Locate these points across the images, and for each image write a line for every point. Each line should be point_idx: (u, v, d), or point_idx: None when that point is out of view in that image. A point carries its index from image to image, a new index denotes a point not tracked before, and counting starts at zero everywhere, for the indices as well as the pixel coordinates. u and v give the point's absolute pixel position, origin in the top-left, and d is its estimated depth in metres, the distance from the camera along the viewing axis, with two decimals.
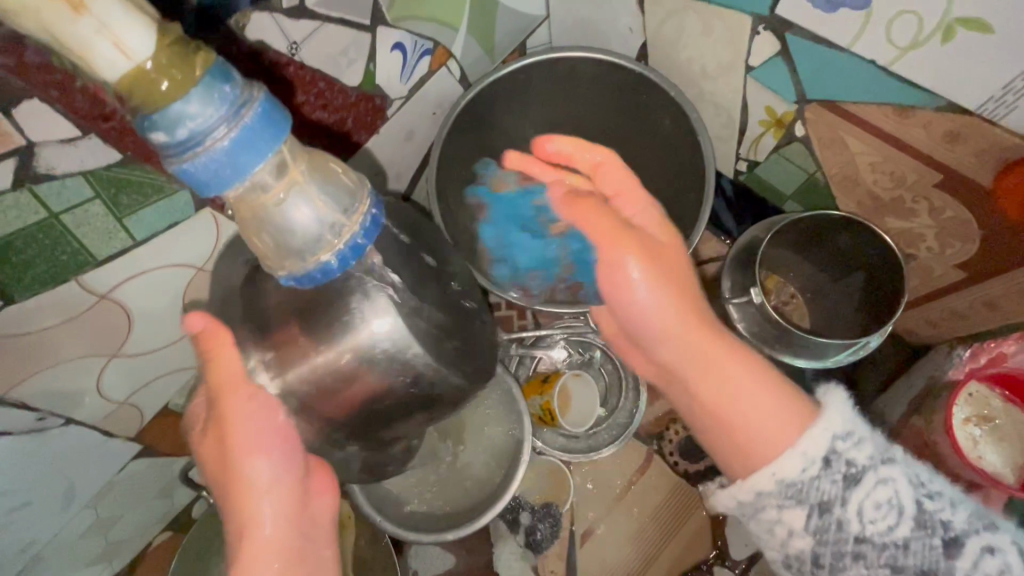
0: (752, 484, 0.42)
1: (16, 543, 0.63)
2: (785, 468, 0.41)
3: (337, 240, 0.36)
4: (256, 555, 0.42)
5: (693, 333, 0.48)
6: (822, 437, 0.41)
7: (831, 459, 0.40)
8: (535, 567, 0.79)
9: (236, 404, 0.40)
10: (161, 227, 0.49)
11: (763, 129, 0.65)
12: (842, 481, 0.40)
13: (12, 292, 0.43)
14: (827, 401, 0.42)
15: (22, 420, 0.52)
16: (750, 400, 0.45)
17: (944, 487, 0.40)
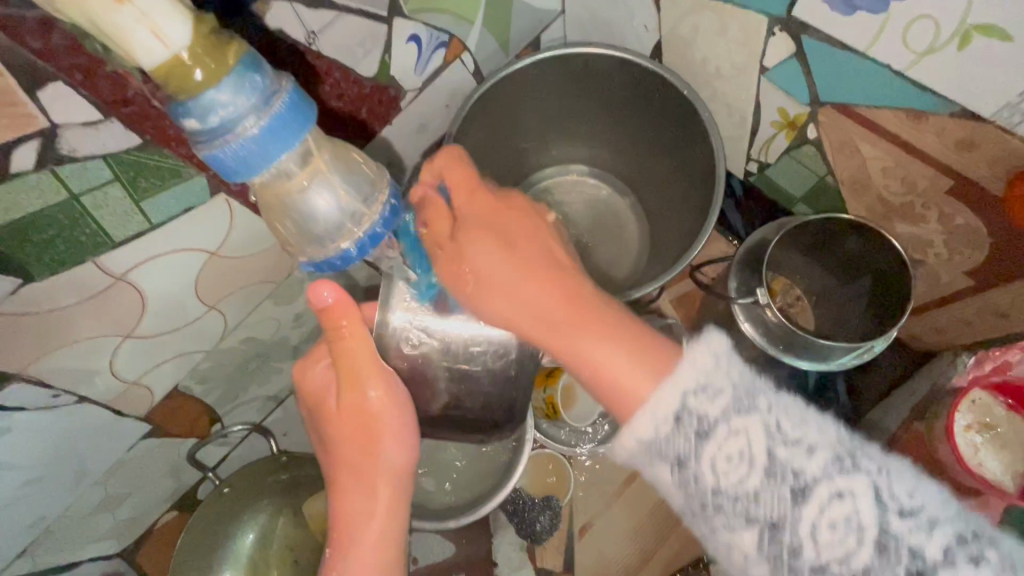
0: (630, 432, 0.38)
1: (27, 516, 0.65)
2: (639, 428, 0.38)
3: (357, 228, 0.39)
4: (376, 531, 0.48)
5: (547, 288, 0.43)
6: (671, 394, 0.37)
7: (681, 418, 0.37)
8: (533, 558, 0.80)
9: (380, 389, 0.49)
10: (177, 212, 0.50)
11: (775, 131, 0.65)
12: (693, 437, 0.36)
13: (32, 272, 0.44)
14: (689, 350, 0.37)
15: (37, 396, 0.53)
16: (600, 353, 0.41)
17: (813, 434, 0.35)
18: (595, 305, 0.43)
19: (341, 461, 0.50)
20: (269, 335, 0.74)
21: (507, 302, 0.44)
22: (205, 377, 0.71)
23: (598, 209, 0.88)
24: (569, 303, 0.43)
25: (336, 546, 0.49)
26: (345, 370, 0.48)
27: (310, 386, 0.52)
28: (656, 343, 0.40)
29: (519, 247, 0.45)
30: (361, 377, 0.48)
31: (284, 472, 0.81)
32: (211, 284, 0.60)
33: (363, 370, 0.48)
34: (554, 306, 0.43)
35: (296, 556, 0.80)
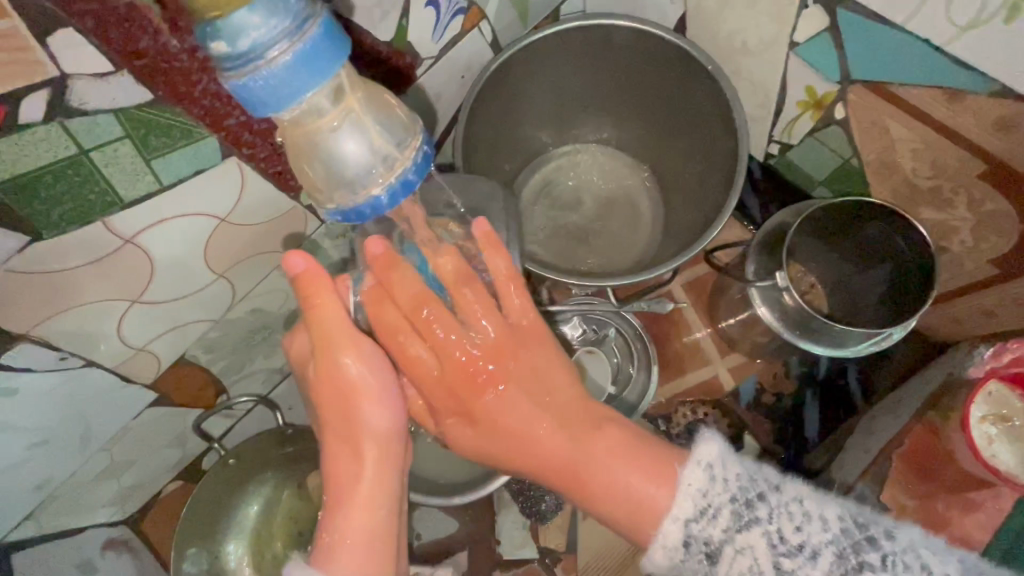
0: (652, 555, 0.45)
1: (33, 480, 0.64)
2: (656, 557, 0.45)
3: (388, 173, 0.39)
4: (363, 494, 0.46)
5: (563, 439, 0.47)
6: (674, 528, 0.43)
7: (689, 543, 0.43)
8: (535, 537, 0.81)
9: (351, 348, 0.47)
10: (188, 173, 0.48)
11: (800, 110, 0.63)
12: (705, 559, 0.43)
13: (40, 229, 0.43)
14: (682, 478, 0.44)
15: (45, 358, 0.53)
16: (618, 474, 0.46)
17: (811, 536, 0.40)
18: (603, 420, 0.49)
19: (325, 429, 0.49)
20: (276, 307, 0.73)
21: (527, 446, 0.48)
22: (212, 346, 0.70)
23: (612, 190, 0.86)
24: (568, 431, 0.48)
25: (327, 514, 0.46)
26: (318, 334, 0.47)
27: (297, 358, 0.52)
28: (667, 467, 0.46)
29: (514, 377, 0.48)
30: (336, 338, 0.47)
31: (288, 445, 0.79)
32: (220, 252, 0.58)
33: (332, 329, 0.47)
34: (565, 447, 0.47)
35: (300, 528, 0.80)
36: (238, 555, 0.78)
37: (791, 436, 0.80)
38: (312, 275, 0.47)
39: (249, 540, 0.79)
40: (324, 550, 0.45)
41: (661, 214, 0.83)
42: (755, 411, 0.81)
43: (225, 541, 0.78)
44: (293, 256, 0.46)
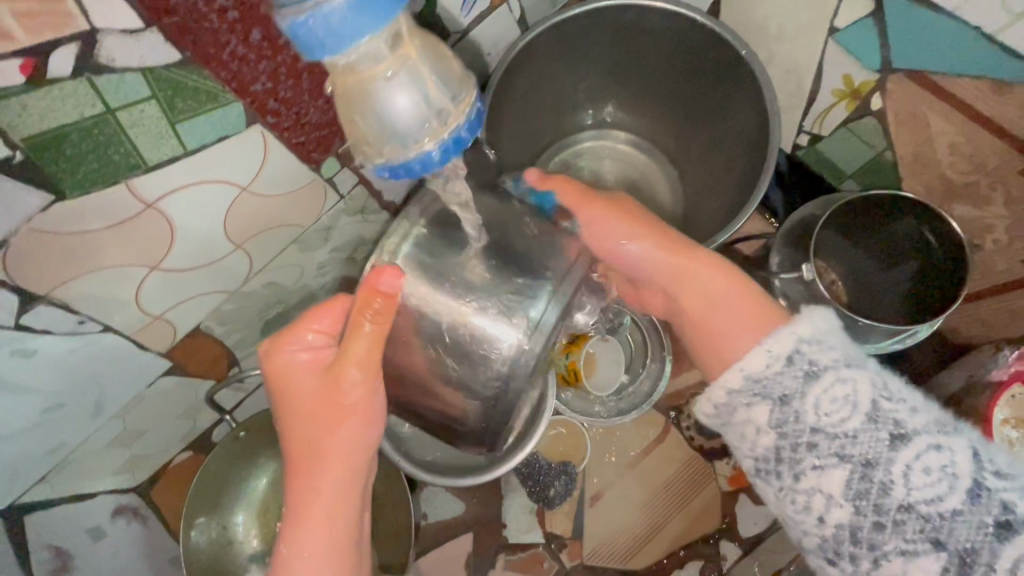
0: (743, 364, 0.47)
1: (47, 443, 0.65)
2: (751, 363, 0.47)
3: (444, 128, 0.39)
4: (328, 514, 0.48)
5: (701, 273, 0.55)
6: (788, 339, 0.46)
7: (794, 358, 0.45)
8: (542, 522, 0.81)
9: (360, 375, 0.47)
10: (212, 140, 0.47)
11: (834, 100, 0.62)
12: (802, 376, 0.44)
13: (64, 188, 0.42)
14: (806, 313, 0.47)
15: (64, 321, 0.52)
16: (731, 330, 0.51)
17: (914, 398, 0.43)
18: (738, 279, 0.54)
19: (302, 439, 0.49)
20: (290, 281, 0.73)
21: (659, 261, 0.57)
22: (227, 319, 0.70)
23: (632, 178, 0.85)
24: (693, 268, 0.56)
25: (288, 520, 0.48)
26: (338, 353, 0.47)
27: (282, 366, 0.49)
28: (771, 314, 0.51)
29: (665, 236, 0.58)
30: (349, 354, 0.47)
31: None
32: (240, 222, 0.58)
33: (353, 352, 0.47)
34: (696, 276, 0.55)
35: None
36: (247, 528, 0.79)
37: None
38: (371, 296, 0.46)
39: (256, 515, 0.80)
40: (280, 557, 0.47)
41: (679, 205, 0.82)
42: None
43: (234, 513, 0.79)
44: (387, 274, 0.46)
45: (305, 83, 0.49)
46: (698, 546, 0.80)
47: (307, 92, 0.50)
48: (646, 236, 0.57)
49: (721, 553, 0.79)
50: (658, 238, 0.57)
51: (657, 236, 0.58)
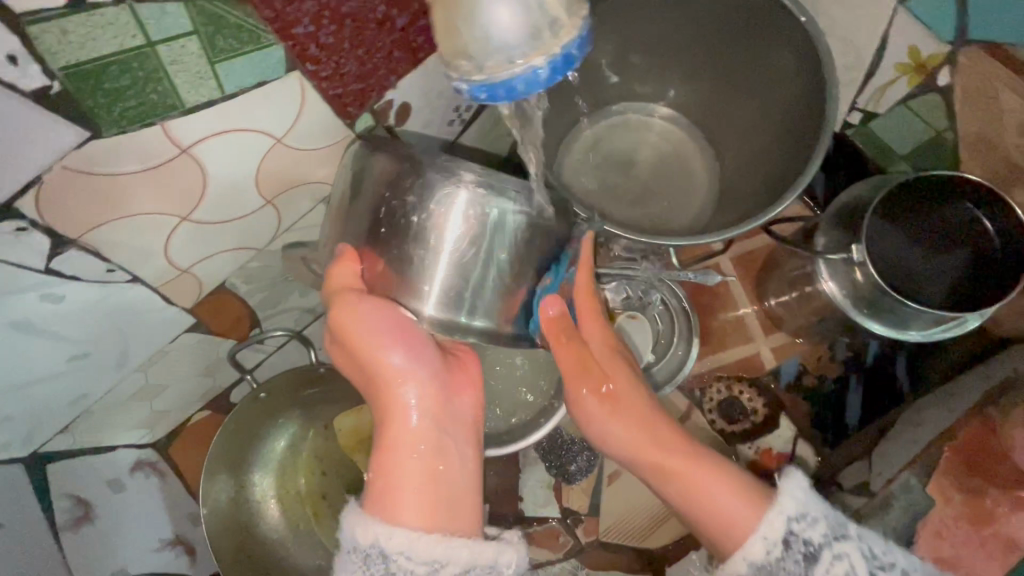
0: (747, 554, 0.49)
1: (71, 392, 0.64)
2: (753, 551, 0.49)
3: (553, 45, 0.41)
4: (408, 432, 0.51)
5: (673, 453, 0.55)
6: (779, 521, 0.49)
7: (790, 540, 0.49)
8: (559, 498, 0.80)
9: (350, 313, 0.50)
10: (250, 85, 0.45)
11: (897, 75, 0.61)
12: (802, 559, 0.48)
13: (100, 126, 0.41)
14: (783, 486, 0.50)
15: (93, 267, 0.51)
16: (711, 494, 0.52)
17: (897, 558, 0.48)
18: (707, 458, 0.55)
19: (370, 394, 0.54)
20: None
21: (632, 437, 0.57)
22: (252, 278, 0.68)
23: (668, 153, 0.82)
24: (659, 451, 0.56)
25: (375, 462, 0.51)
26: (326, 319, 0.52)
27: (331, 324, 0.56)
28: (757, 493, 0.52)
29: (631, 403, 0.58)
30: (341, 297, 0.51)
31: (311, 388, 0.79)
32: (272, 175, 0.56)
33: (337, 299, 0.51)
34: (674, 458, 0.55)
35: (323, 468, 0.82)
36: (263, 487, 0.80)
37: (830, 421, 0.78)
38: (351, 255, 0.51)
39: (274, 475, 0.81)
40: (375, 495, 0.49)
41: (715, 183, 0.80)
42: (795, 393, 0.79)
43: (253, 474, 0.80)
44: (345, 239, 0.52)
45: (347, 29, 0.47)
46: None
47: (347, 40, 0.48)
48: (613, 408, 0.58)
49: None
50: (631, 416, 0.57)
51: (624, 409, 0.58)
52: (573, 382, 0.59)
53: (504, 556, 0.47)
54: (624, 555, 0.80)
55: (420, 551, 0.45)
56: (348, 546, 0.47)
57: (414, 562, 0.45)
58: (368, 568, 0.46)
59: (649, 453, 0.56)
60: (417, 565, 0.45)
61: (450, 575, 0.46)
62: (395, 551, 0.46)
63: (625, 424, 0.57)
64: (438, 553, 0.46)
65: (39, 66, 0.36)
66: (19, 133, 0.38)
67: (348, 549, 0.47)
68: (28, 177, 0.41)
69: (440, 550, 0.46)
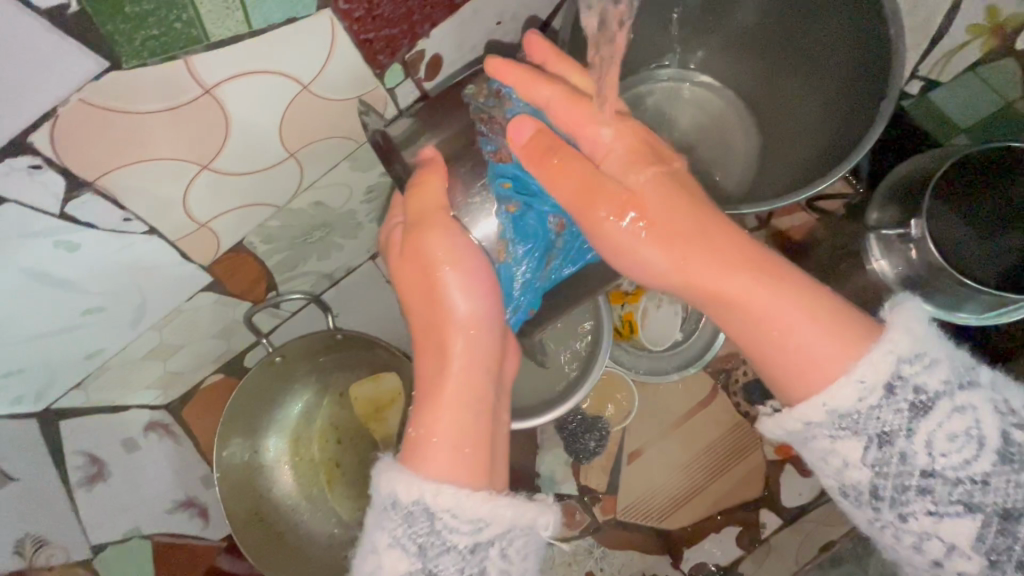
0: (830, 395, 0.40)
1: (85, 346, 0.63)
2: (842, 397, 0.40)
3: None
4: (453, 385, 0.46)
5: (743, 282, 0.43)
6: (885, 362, 0.39)
7: (894, 387, 0.39)
8: (576, 474, 0.78)
9: (443, 235, 0.48)
10: (280, 21, 0.42)
11: (969, 38, 0.59)
12: (908, 411, 0.39)
13: (120, 55, 0.38)
14: (897, 321, 0.39)
15: (110, 215, 0.49)
16: (789, 328, 0.42)
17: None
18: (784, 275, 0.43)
19: (421, 337, 0.50)
20: (337, 203, 0.68)
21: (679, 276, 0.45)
22: (271, 237, 0.66)
23: (707, 124, 0.78)
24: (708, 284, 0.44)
25: (416, 411, 0.46)
26: (410, 236, 0.49)
27: (387, 241, 0.54)
28: (851, 325, 0.41)
29: (685, 218, 0.44)
30: (426, 218, 0.49)
31: (324, 355, 0.77)
32: (298, 127, 0.53)
33: (431, 219, 0.49)
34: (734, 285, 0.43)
35: (338, 436, 0.81)
36: (277, 452, 0.80)
37: None
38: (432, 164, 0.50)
39: (288, 442, 0.80)
40: (417, 446, 0.44)
41: (756, 157, 0.76)
42: None
43: (268, 437, 0.79)
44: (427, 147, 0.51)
45: None
46: (736, 512, 0.78)
47: None
48: (652, 232, 0.45)
49: (760, 521, 0.77)
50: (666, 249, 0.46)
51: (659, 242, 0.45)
52: (589, 207, 0.47)
53: (543, 519, 0.42)
54: (641, 535, 0.78)
55: (468, 507, 0.40)
56: (385, 502, 0.42)
57: (459, 520, 0.40)
58: (410, 526, 0.41)
59: (713, 281, 0.44)
60: (462, 524, 0.40)
61: (493, 536, 0.41)
62: (441, 509, 0.41)
63: (677, 251, 0.44)
64: (485, 512, 0.41)
65: None
66: (37, 59, 0.35)
67: (384, 506, 0.42)
68: (43, 110, 0.38)
69: (486, 509, 0.41)
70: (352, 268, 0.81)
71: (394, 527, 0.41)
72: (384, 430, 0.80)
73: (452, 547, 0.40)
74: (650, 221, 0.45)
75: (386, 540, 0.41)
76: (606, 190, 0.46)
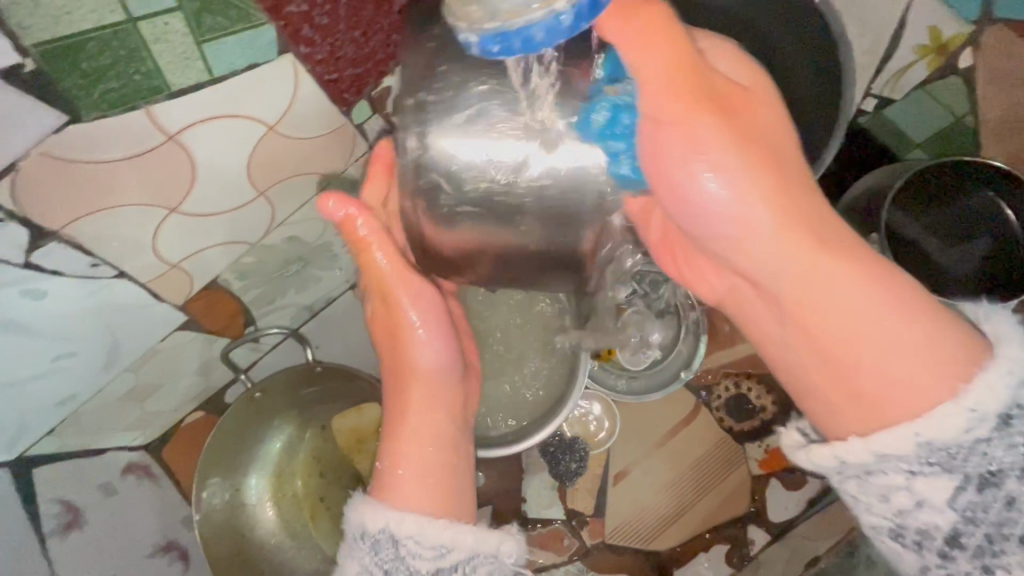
0: (923, 420, 0.38)
1: (58, 393, 0.62)
2: (946, 430, 0.38)
3: None
4: (417, 425, 0.52)
5: (842, 265, 0.42)
6: (1000, 390, 0.37)
7: (1009, 421, 0.37)
8: (563, 498, 0.78)
9: (402, 285, 0.54)
10: (242, 66, 0.43)
11: (916, 58, 0.61)
12: (1020, 448, 0.37)
13: (79, 108, 0.38)
14: (1007, 356, 0.38)
15: (77, 262, 0.49)
16: (891, 336, 0.40)
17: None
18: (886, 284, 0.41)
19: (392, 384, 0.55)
20: (312, 237, 0.68)
21: (762, 236, 0.44)
22: (246, 273, 0.66)
23: None
24: (807, 239, 0.43)
25: (389, 445, 0.52)
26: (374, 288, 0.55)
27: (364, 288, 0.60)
28: (952, 340, 0.39)
29: (794, 194, 0.44)
30: (368, 243, 0.52)
31: (308, 387, 0.76)
32: (265, 165, 0.53)
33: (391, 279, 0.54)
34: (827, 263, 0.42)
35: (321, 469, 0.79)
36: (259, 490, 0.78)
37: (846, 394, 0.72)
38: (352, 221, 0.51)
39: (270, 478, 0.79)
40: (384, 480, 0.50)
41: None
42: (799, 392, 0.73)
43: (251, 477, 0.78)
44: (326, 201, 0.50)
45: (343, 9, 0.43)
46: (723, 529, 0.77)
47: (344, 20, 0.44)
48: (746, 176, 0.43)
49: (749, 538, 0.77)
50: (770, 191, 0.43)
51: (759, 180, 0.43)
52: (687, 113, 0.44)
53: (505, 546, 0.47)
54: (631, 557, 0.78)
55: (432, 534, 0.46)
56: (357, 533, 0.47)
57: (421, 546, 0.45)
58: (377, 553, 0.46)
59: (809, 265, 0.42)
60: (425, 550, 0.45)
61: (456, 560, 0.45)
62: (405, 536, 0.46)
63: (775, 235, 0.43)
64: (446, 538, 0.46)
65: (10, 42, 0.33)
66: None
67: (355, 537, 0.47)
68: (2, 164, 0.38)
69: (447, 536, 0.46)
70: (331, 299, 0.81)
71: (364, 556, 0.47)
72: (368, 461, 0.79)
73: (415, 571, 0.45)
74: (734, 153, 0.44)
75: (360, 566, 0.46)
76: (701, 99, 0.44)
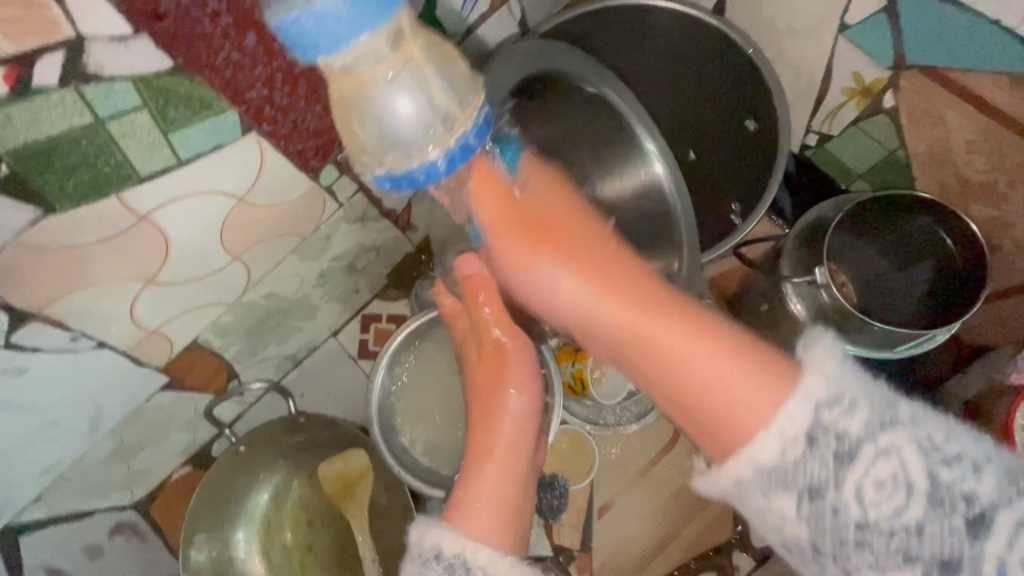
0: (752, 455, 0.36)
1: (44, 460, 0.64)
2: (764, 452, 0.35)
3: None
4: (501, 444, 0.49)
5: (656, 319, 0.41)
6: (803, 410, 0.35)
7: (815, 437, 0.34)
8: (550, 534, 0.78)
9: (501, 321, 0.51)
10: (207, 150, 0.46)
11: (845, 99, 0.66)
12: (832, 460, 0.34)
13: (52, 201, 0.41)
14: (808, 361, 0.35)
15: (55, 338, 0.51)
16: (700, 350, 0.39)
17: (965, 448, 0.33)
18: (676, 298, 0.42)
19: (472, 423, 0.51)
20: (290, 292, 0.70)
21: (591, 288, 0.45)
22: (225, 331, 0.68)
23: None
24: (627, 293, 0.43)
25: (463, 474, 0.48)
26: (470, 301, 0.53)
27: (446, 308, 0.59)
28: (769, 362, 0.38)
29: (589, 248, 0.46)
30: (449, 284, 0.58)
31: (298, 434, 0.78)
32: (237, 233, 0.56)
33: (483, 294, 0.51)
34: (637, 316, 0.42)
35: (308, 518, 0.80)
36: (248, 545, 0.79)
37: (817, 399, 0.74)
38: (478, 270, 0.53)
39: (258, 530, 0.80)
40: (459, 506, 0.46)
41: None
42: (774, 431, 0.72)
43: (235, 532, 0.79)
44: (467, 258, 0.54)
45: (303, 88, 0.47)
46: (708, 556, 0.78)
47: (303, 97, 0.48)
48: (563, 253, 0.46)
49: (734, 564, 0.78)
50: (590, 258, 0.46)
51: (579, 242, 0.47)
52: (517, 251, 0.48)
53: None
54: None
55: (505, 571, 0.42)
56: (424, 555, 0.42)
57: None
58: None
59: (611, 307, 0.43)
60: None
61: None
62: (479, 565, 0.42)
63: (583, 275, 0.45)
64: None
65: None
66: None
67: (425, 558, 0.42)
68: None
69: None
70: (313, 346, 0.83)
71: None
72: (355, 507, 0.77)
73: None
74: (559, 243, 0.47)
75: None
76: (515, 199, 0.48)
